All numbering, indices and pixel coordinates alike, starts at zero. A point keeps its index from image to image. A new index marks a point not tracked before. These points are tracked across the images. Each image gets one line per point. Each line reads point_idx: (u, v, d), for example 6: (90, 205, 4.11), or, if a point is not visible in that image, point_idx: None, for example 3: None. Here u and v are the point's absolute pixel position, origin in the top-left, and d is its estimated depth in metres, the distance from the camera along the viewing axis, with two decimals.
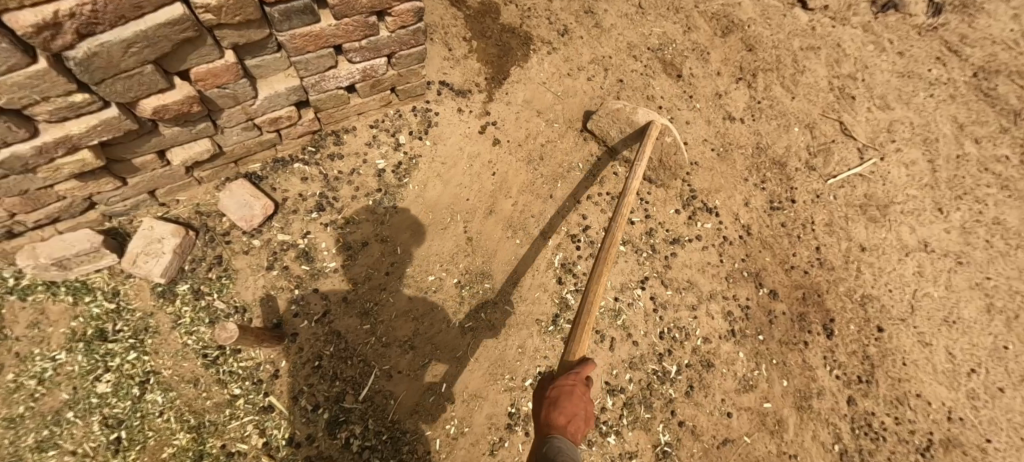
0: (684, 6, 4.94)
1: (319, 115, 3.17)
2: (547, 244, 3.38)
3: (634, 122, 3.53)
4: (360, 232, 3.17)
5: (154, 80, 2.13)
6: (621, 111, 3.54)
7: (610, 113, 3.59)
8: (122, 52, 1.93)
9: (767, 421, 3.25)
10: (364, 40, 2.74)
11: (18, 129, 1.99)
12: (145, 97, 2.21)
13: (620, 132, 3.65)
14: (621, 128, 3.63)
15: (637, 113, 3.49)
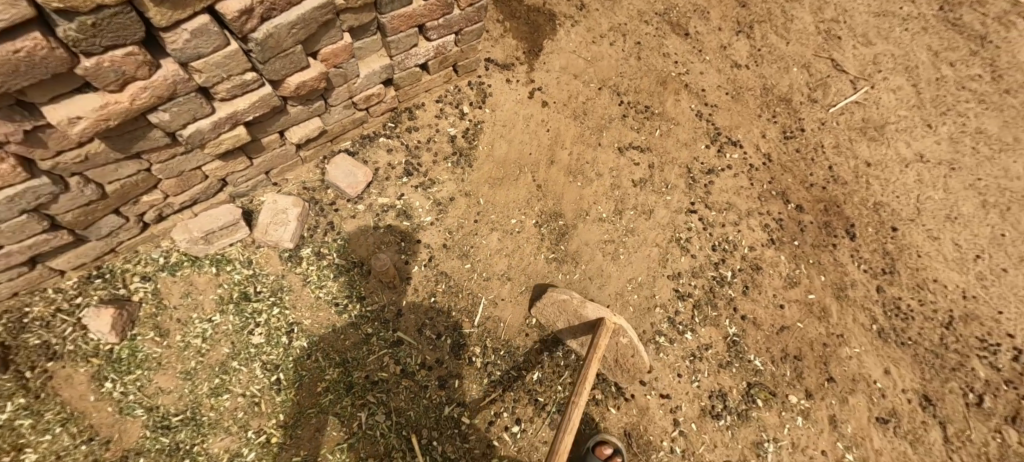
0: None
1: (397, 93, 3.61)
2: (604, 184, 3.92)
3: (583, 317, 3.06)
4: (445, 190, 3.61)
5: (300, 59, 2.51)
6: (573, 302, 3.05)
7: (555, 303, 3.10)
8: (287, 34, 2.31)
9: (813, 309, 3.84)
10: (442, 18, 3.19)
11: (205, 106, 2.37)
12: (290, 76, 2.59)
13: (567, 324, 3.17)
14: (568, 320, 3.15)
15: (587, 308, 3.02)
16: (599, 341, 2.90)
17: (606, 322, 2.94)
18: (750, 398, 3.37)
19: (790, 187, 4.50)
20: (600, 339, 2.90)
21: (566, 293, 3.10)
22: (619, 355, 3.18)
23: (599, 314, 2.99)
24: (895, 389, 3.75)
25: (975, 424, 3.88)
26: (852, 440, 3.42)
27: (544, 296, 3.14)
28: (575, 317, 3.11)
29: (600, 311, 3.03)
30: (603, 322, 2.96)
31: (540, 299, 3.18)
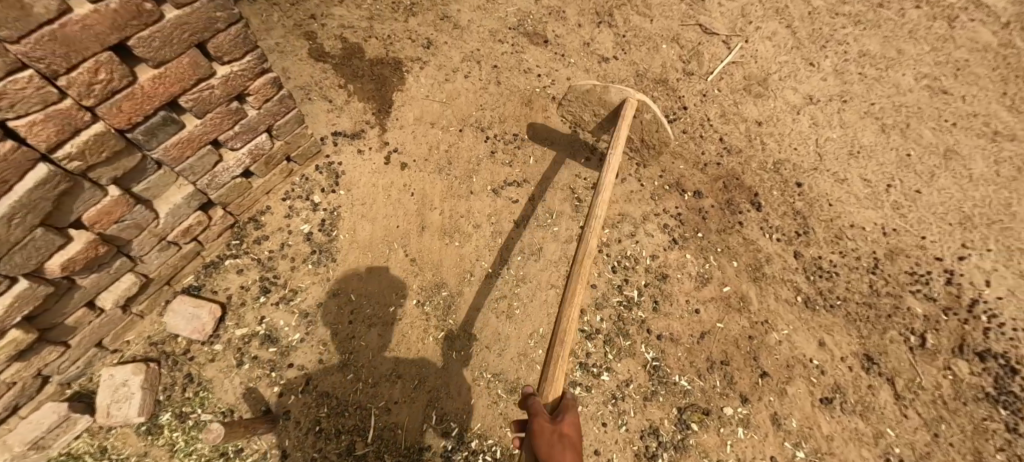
0: None
1: (229, 209, 3.25)
2: (486, 234, 3.65)
3: (608, 102, 3.71)
4: (311, 297, 3.29)
5: (48, 240, 2.26)
6: (594, 90, 3.67)
7: (581, 94, 3.76)
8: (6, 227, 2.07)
9: (731, 302, 3.63)
10: (237, 125, 2.86)
11: None
12: (48, 260, 2.33)
13: (592, 113, 3.92)
14: (594, 109, 3.85)
15: (609, 92, 3.63)
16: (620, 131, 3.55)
17: (631, 97, 3.54)
18: (684, 424, 3.16)
19: (684, 173, 4.26)
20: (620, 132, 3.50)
21: (588, 85, 3.74)
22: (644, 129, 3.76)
23: (624, 95, 3.61)
24: (834, 360, 3.57)
25: (925, 368, 3.69)
26: (799, 434, 3.23)
27: (574, 90, 3.80)
28: (600, 105, 3.76)
29: (623, 93, 3.59)
30: (629, 96, 3.57)
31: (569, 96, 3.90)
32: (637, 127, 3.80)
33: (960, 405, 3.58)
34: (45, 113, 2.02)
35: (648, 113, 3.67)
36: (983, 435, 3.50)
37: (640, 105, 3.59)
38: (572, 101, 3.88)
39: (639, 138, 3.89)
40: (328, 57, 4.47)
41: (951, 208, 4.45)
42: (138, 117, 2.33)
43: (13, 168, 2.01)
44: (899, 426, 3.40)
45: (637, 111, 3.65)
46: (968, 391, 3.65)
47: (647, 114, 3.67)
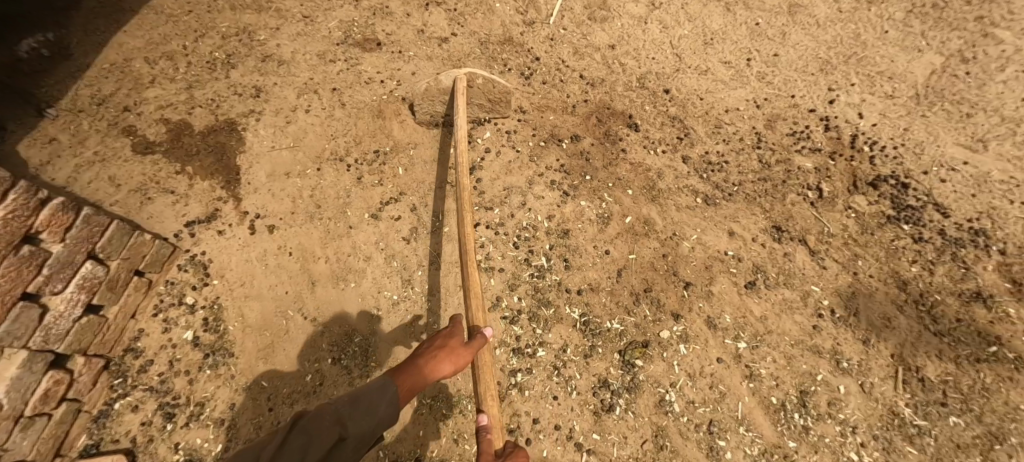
0: None
1: (94, 351, 2.99)
2: (380, 262, 3.53)
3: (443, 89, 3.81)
4: (222, 401, 3.09)
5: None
6: (427, 87, 3.82)
7: (421, 94, 3.84)
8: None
9: (636, 231, 3.64)
10: (44, 269, 2.64)
11: None
12: None
13: (443, 104, 3.92)
14: (439, 100, 3.89)
15: (441, 81, 3.78)
16: (457, 99, 3.60)
17: (458, 79, 3.68)
18: (627, 366, 3.19)
19: (555, 124, 4.18)
20: (459, 105, 3.57)
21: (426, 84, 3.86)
22: (485, 93, 3.89)
23: (452, 76, 3.78)
24: (747, 244, 3.65)
25: (829, 217, 3.83)
26: (735, 327, 3.31)
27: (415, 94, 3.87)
28: (439, 94, 3.85)
29: (452, 75, 3.79)
30: (456, 75, 3.74)
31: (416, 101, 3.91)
32: (476, 95, 3.92)
33: (869, 238, 3.75)
34: None
35: (478, 79, 3.83)
36: (899, 255, 3.67)
37: (469, 76, 3.77)
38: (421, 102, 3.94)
39: (485, 102, 3.97)
40: (156, 146, 4.12)
41: (809, 56, 4.57)
42: None
43: None
44: (821, 280, 3.53)
45: (470, 81, 3.80)
46: (873, 222, 3.82)
47: (478, 81, 3.82)
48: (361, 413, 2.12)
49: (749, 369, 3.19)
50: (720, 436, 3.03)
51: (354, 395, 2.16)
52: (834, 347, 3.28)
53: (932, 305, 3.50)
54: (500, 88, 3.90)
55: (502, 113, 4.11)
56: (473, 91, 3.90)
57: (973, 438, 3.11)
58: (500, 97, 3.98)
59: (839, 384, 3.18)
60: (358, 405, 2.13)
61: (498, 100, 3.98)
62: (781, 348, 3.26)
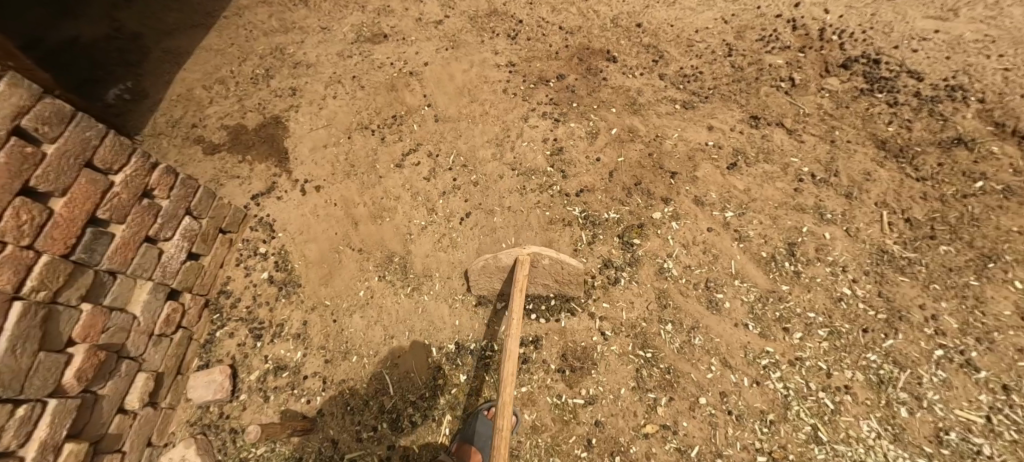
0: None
1: (196, 292, 3.85)
2: (406, 200, 4.16)
3: (502, 265, 3.42)
4: (295, 321, 3.82)
5: (53, 360, 2.82)
6: (484, 263, 3.46)
7: (480, 273, 3.51)
8: (15, 357, 2.63)
9: (623, 139, 4.07)
10: (158, 218, 3.46)
11: None
12: (62, 377, 2.88)
13: (502, 282, 3.53)
14: (499, 278, 3.51)
15: (500, 258, 3.40)
16: (513, 299, 3.13)
17: (517, 280, 3.16)
18: (627, 244, 3.60)
19: (542, 70, 4.72)
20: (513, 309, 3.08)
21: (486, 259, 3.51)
22: (551, 273, 3.35)
23: (513, 257, 3.32)
24: (727, 134, 4.00)
25: (803, 100, 4.12)
26: (720, 201, 3.65)
27: (472, 271, 3.53)
28: (498, 271, 3.48)
29: (512, 255, 3.35)
30: (517, 256, 3.28)
31: (472, 277, 3.59)
32: (542, 274, 3.41)
33: (844, 111, 4.00)
34: None
35: (544, 258, 3.31)
36: (874, 120, 3.90)
37: (533, 257, 3.30)
38: (476, 275, 3.58)
39: (552, 283, 3.42)
40: (220, 147, 5.07)
41: None
42: (71, 239, 2.90)
43: None
44: (800, 152, 3.81)
45: (533, 262, 3.32)
46: (847, 97, 4.08)
47: (545, 261, 3.32)
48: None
49: (738, 232, 3.51)
50: (718, 289, 3.35)
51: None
52: (817, 203, 3.54)
53: (913, 157, 3.66)
54: (571, 270, 3.32)
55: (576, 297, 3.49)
56: (538, 270, 3.39)
57: (966, 261, 3.21)
58: (573, 278, 3.39)
59: (825, 232, 3.42)
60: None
61: (568, 281, 3.38)
62: (766, 211, 3.56)
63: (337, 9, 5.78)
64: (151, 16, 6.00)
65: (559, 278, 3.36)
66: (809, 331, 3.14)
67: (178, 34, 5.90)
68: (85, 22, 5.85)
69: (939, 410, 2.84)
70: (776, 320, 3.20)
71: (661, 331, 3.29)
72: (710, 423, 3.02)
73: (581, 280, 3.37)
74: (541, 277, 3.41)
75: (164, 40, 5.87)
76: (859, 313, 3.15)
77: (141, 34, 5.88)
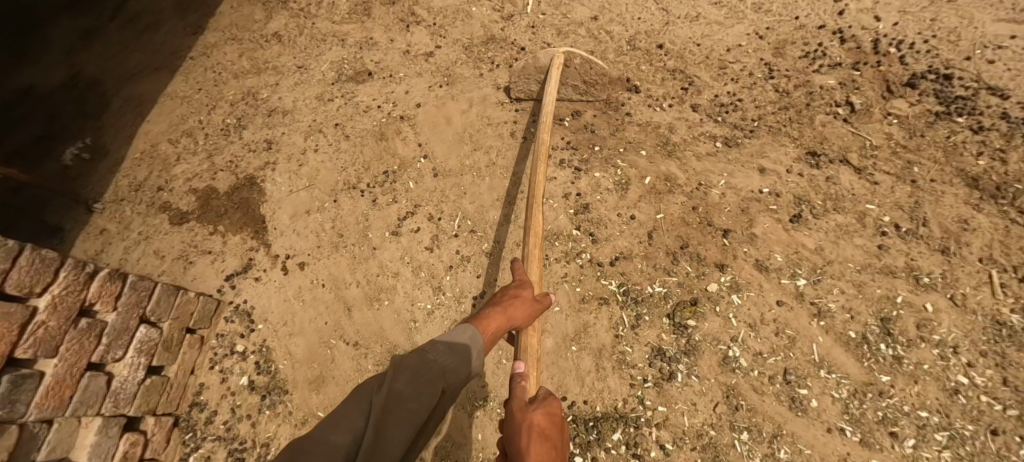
0: (324, 32, 5.14)
1: (161, 411, 3.23)
2: (407, 277, 3.52)
3: (540, 67, 3.81)
4: (286, 441, 3.20)
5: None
6: (526, 64, 3.85)
7: (525, 69, 3.89)
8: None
9: (659, 190, 3.43)
10: (103, 338, 2.83)
11: None
12: None
13: (538, 84, 3.94)
14: (536, 81, 3.93)
15: (539, 59, 3.81)
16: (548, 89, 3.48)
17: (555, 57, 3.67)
18: (679, 327, 2.96)
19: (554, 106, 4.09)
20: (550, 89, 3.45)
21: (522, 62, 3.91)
22: (582, 74, 3.82)
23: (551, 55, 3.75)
24: (783, 178, 3.35)
25: (868, 129, 3.49)
26: (789, 265, 3.01)
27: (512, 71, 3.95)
28: (536, 71, 3.87)
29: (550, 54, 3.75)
30: (554, 52, 3.71)
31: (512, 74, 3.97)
32: (572, 75, 3.87)
33: (919, 141, 3.36)
34: None
35: (577, 58, 3.76)
36: (959, 151, 3.26)
37: (567, 54, 3.72)
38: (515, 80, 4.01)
39: (580, 83, 3.88)
40: (188, 215, 4.41)
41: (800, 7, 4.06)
42: None
43: None
44: (875, 196, 3.18)
45: (568, 61, 3.75)
46: (920, 123, 3.44)
47: (577, 60, 3.75)
48: (446, 351, 2.14)
49: (816, 307, 2.87)
50: (800, 384, 2.72)
51: (447, 341, 2.18)
52: (909, 263, 2.90)
53: (1015, 197, 3.03)
54: (598, 70, 3.77)
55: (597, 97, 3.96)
56: (570, 73, 3.86)
57: None
58: (599, 79, 3.85)
59: (926, 302, 2.78)
60: (453, 356, 2.13)
61: (595, 82, 3.85)
62: (847, 276, 2.92)
63: (313, 45, 5.11)
64: (113, 59, 5.38)
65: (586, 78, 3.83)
66: (924, 437, 2.52)
67: (141, 79, 5.24)
68: (43, 69, 5.35)
69: None
70: (880, 423, 2.58)
71: (735, 442, 2.66)
72: None
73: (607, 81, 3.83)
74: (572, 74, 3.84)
75: (125, 86, 5.21)
76: (983, 410, 2.53)
77: (102, 82, 5.27)
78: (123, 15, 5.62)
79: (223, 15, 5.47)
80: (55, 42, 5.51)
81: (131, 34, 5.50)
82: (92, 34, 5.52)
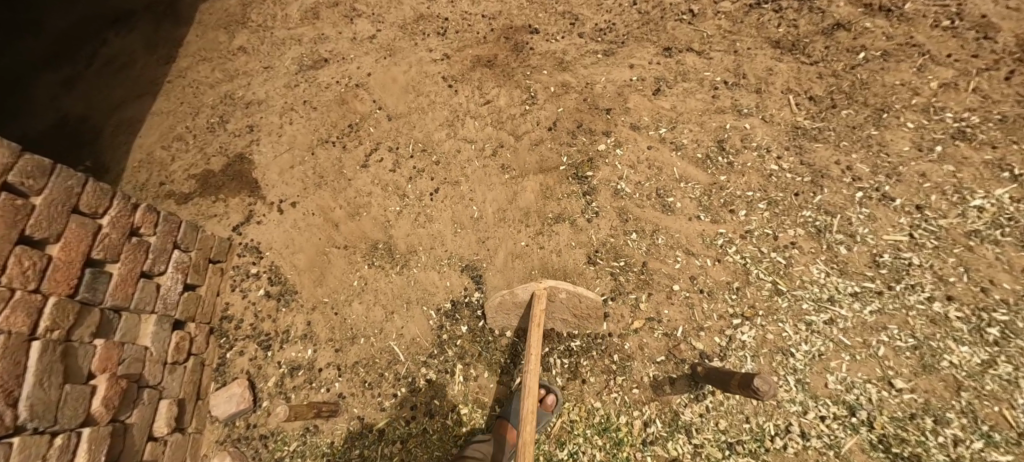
0: (281, 35, 6.16)
1: (199, 319, 4.07)
2: (377, 194, 4.48)
3: (521, 301, 3.48)
4: (300, 324, 4.07)
5: (79, 390, 3.00)
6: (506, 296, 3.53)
7: (499, 308, 3.59)
8: (44, 389, 2.80)
9: (559, 94, 4.51)
10: (149, 254, 3.70)
11: None
12: (91, 406, 3.06)
13: (518, 316, 3.64)
14: (516, 312, 3.61)
15: (518, 293, 3.47)
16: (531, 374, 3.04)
17: (534, 297, 3.22)
18: (581, 179, 4.01)
19: (474, 55, 5.15)
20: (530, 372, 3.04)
21: (502, 294, 3.59)
22: (570, 306, 3.32)
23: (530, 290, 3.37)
24: (647, 67, 4.46)
25: (704, 25, 4.58)
26: (653, 122, 4.09)
27: (489, 307, 3.63)
28: (516, 306, 3.56)
29: (528, 288, 3.38)
30: (534, 290, 3.29)
31: (489, 310, 3.69)
32: (561, 308, 3.38)
33: (740, 26, 4.47)
34: (11, 305, 2.77)
35: (562, 291, 3.30)
36: (766, 26, 4.38)
37: (549, 291, 3.28)
38: (493, 313, 3.69)
39: (572, 316, 3.38)
40: (192, 196, 5.36)
41: None
42: (72, 280, 3.12)
43: (20, 351, 2.74)
44: (711, 67, 4.30)
45: (551, 294, 3.33)
46: (739, 14, 4.52)
47: (562, 294, 3.29)
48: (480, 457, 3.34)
49: (674, 144, 3.95)
50: (668, 195, 3.77)
51: None
52: (734, 103, 4.01)
53: (804, 47, 4.17)
54: (589, 302, 3.27)
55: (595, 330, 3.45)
56: (557, 306, 3.38)
57: (865, 118, 3.71)
58: (592, 311, 3.33)
59: (745, 124, 3.88)
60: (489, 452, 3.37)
61: (588, 315, 3.34)
62: (693, 120, 4.01)
63: (273, 45, 6.13)
64: (98, 97, 6.09)
65: (580, 312, 3.33)
66: (751, 207, 3.57)
67: (126, 106, 6.03)
68: (31, 117, 6.01)
69: (871, 239, 3.29)
70: (723, 206, 3.63)
71: (628, 241, 3.68)
72: (688, 305, 3.38)
73: (599, 314, 3.32)
74: (561, 310, 3.38)
75: (114, 114, 6.00)
76: (789, 181, 3.59)
77: (90, 116, 6.01)
78: (98, 60, 6.28)
79: (190, 43, 6.26)
80: (37, 88, 6.14)
81: (109, 74, 6.20)
82: (72, 81, 6.17)
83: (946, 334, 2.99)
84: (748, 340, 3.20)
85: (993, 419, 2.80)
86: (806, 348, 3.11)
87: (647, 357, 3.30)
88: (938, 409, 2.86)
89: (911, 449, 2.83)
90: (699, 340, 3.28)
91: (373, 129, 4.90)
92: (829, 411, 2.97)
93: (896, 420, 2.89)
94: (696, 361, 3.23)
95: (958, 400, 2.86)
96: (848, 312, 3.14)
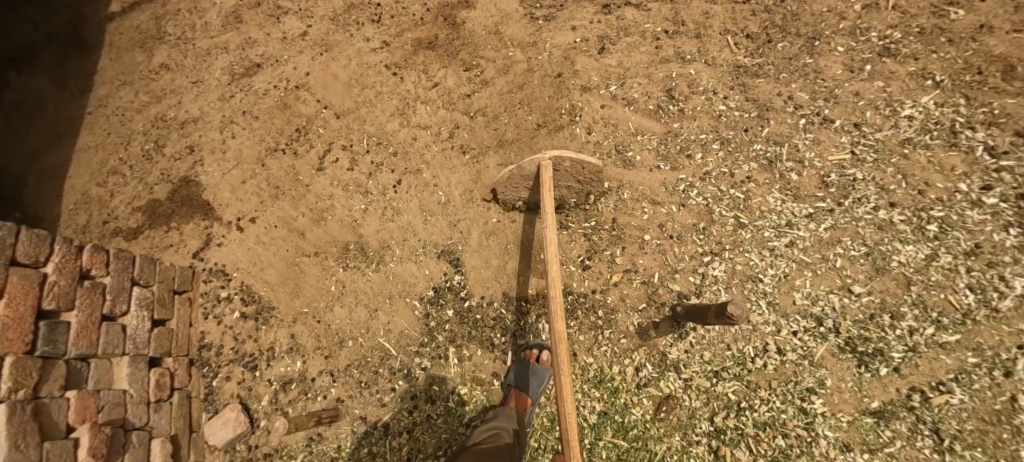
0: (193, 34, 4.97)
1: (174, 353, 3.96)
2: (338, 195, 4.40)
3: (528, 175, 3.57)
4: (282, 339, 4.05)
5: (60, 445, 2.92)
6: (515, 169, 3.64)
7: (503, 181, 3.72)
8: (19, 451, 2.71)
9: (507, 69, 4.46)
10: (106, 295, 3.56)
11: None
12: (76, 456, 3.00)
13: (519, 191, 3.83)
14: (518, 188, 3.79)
15: (524, 164, 3.59)
16: (560, 370, 2.98)
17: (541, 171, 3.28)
18: None
19: (413, 40, 4.79)
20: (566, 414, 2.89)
21: (511, 168, 3.69)
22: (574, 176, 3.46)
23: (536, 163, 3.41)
24: (589, 27, 4.40)
25: None
26: (603, 81, 4.16)
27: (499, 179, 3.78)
28: (523, 177, 3.70)
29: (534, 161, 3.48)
30: (539, 161, 3.34)
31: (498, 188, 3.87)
32: (564, 177, 3.51)
33: None
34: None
35: (566, 160, 3.38)
36: None
37: (555, 160, 3.35)
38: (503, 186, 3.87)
39: (575, 183, 3.54)
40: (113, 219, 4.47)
41: None
42: (27, 336, 2.98)
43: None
44: (651, 19, 4.25)
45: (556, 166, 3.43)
46: None
47: (566, 163, 3.38)
48: None
49: (625, 99, 4.04)
50: (627, 150, 3.85)
51: None
52: (677, 51, 4.10)
53: None
54: (592, 168, 3.40)
55: (597, 191, 3.64)
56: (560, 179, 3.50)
57: (798, 49, 3.87)
58: (594, 176, 3.49)
59: (690, 69, 4.00)
60: None
61: (590, 179, 3.50)
62: (640, 73, 4.09)
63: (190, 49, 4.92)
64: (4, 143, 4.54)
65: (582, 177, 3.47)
66: (706, 149, 3.72)
67: (48, 152, 4.59)
68: None
69: (818, 163, 3.58)
70: (679, 152, 3.76)
71: (596, 202, 3.69)
72: (660, 252, 3.54)
73: (601, 177, 3.49)
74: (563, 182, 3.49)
75: (33, 163, 4.54)
76: (736, 118, 3.76)
77: None
78: None
79: (104, 68, 4.83)
80: None
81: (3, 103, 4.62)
82: None
83: (893, 238, 3.39)
84: (720, 274, 3.45)
85: (937, 304, 3.26)
86: (773, 272, 3.43)
87: (630, 307, 3.46)
88: (892, 306, 3.29)
89: (874, 346, 3.24)
90: (675, 282, 3.47)
91: (322, 127, 4.65)
92: (800, 326, 3.32)
93: (858, 323, 3.29)
94: (675, 301, 3.45)
95: (909, 294, 3.30)
96: (806, 232, 3.45)
